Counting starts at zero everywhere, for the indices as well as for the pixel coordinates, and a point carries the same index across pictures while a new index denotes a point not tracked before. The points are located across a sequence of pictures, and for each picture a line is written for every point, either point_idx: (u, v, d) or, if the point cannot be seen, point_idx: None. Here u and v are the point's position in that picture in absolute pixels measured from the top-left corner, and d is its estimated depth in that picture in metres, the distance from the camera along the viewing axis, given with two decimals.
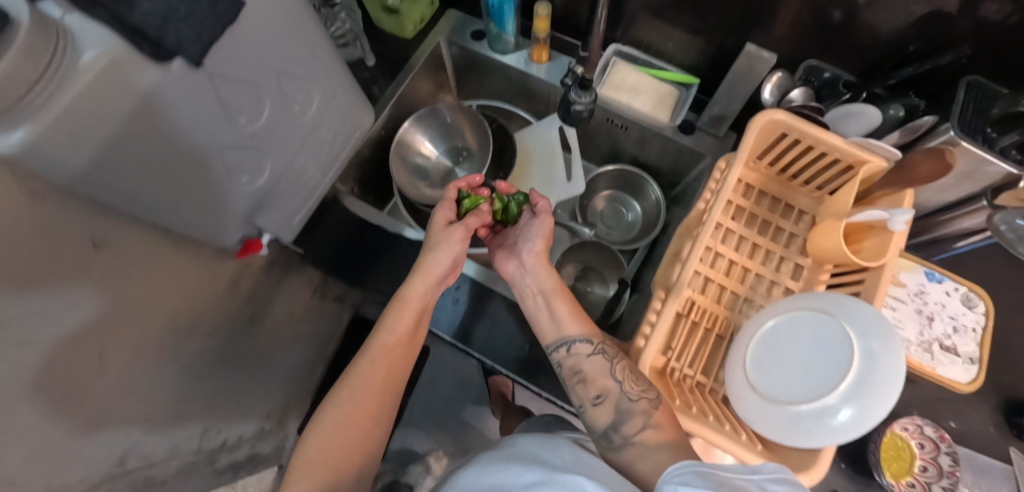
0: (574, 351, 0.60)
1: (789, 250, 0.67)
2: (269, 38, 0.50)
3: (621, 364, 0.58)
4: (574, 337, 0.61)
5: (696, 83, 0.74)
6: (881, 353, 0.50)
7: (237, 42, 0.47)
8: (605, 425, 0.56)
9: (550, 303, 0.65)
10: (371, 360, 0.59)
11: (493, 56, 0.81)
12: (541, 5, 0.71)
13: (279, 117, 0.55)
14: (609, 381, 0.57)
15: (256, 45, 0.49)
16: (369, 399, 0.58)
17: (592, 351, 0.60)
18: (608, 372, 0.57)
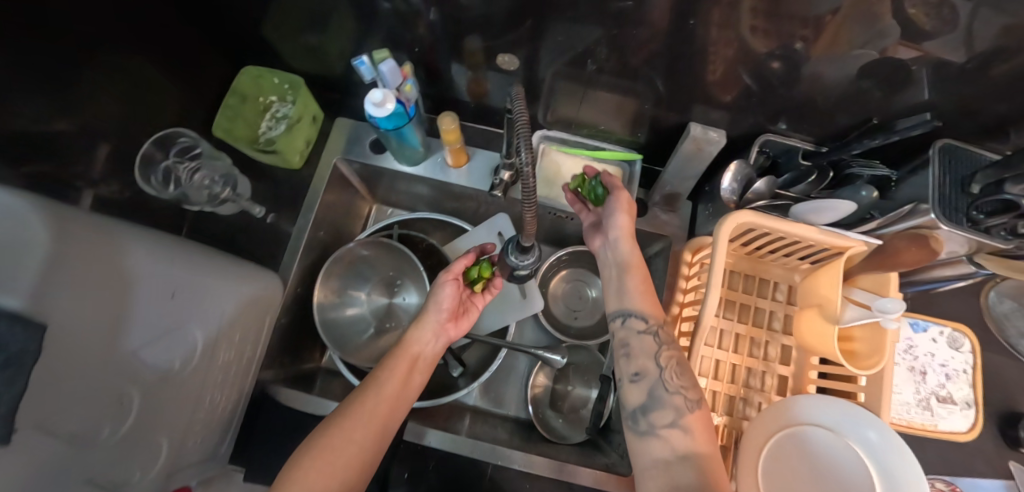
0: (627, 325, 0.53)
1: (774, 331, 0.62)
2: (100, 328, 0.36)
3: (671, 352, 0.50)
4: (636, 312, 0.53)
5: (639, 158, 0.67)
6: (878, 441, 0.52)
7: (59, 369, 0.33)
8: (634, 405, 0.48)
9: (621, 278, 0.56)
10: (364, 398, 0.52)
11: (404, 168, 0.71)
12: (444, 117, 0.60)
13: (152, 393, 0.42)
14: (650, 364, 0.50)
15: (89, 345, 0.35)
16: (359, 435, 0.49)
17: (645, 330, 0.52)
18: (653, 352, 0.50)
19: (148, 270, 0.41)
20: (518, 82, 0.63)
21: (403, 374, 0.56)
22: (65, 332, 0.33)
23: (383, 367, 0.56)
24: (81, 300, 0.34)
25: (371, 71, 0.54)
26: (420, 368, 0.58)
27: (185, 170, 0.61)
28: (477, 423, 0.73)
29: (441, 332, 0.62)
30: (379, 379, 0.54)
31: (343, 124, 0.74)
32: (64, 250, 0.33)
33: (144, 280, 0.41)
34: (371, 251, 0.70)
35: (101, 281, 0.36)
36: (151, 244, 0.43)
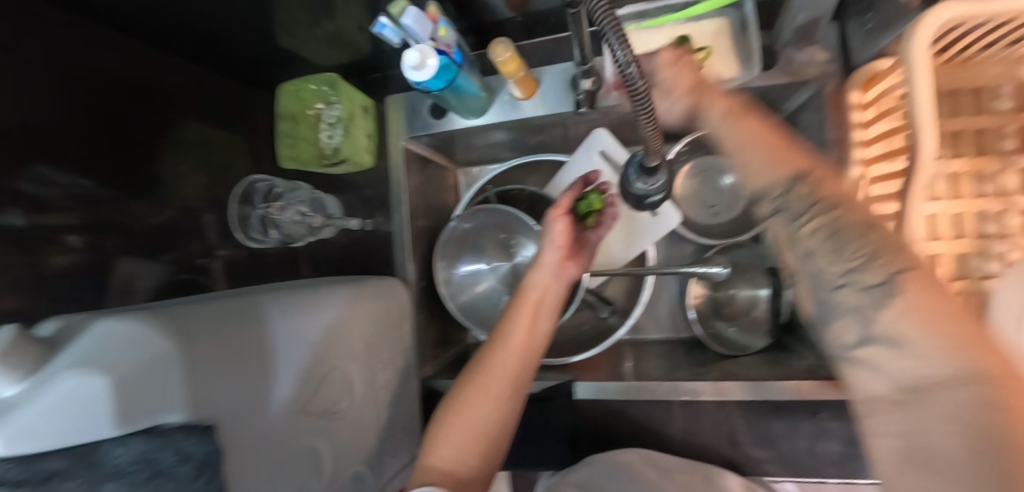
0: (775, 211, 0.36)
1: (1008, 155, 0.45)
2: (271, 401, 0.38)
3: (818, 221, 0.33)
4: (756, 191, 0.37)
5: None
6: None
7: (246, 451, 0.35)
8: (812, 318, 0.36)
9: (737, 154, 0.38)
10: (492, 355, 0.49)
11: (472, 123, 0.62)
12: (497, 46, 0.50)
13: (335, 431, 0.44)
14: (798, 258, 0.35)
15: (268, 416, 0.38)
16: (496, 393, 0.46)
17: (774, 211, 0.36)
18: (790, 240, 0.35)
19: (289, 329, 0.42)
20: None
21: (528, 323, 0.51)
22: (233, 419, 0.35)
23: (508, 319, 0.51)
24: (236, 386, 0.36)
25: (398, 32, 0.46)
26: (545, 311, 0.53)
27: (279, 209, 0.61)
28: (639, 353, 0.69)
29: (558, 270, 0.55)
30: (505, 331, 0.50)
31: (394, 101, 0.65)
32: (194, 349, 0.34)
33: (285, 343, 0.41)
34: (473, 222, 0.65)
35: (248, 361, 0.37)
36: (271, 305, 0.42)
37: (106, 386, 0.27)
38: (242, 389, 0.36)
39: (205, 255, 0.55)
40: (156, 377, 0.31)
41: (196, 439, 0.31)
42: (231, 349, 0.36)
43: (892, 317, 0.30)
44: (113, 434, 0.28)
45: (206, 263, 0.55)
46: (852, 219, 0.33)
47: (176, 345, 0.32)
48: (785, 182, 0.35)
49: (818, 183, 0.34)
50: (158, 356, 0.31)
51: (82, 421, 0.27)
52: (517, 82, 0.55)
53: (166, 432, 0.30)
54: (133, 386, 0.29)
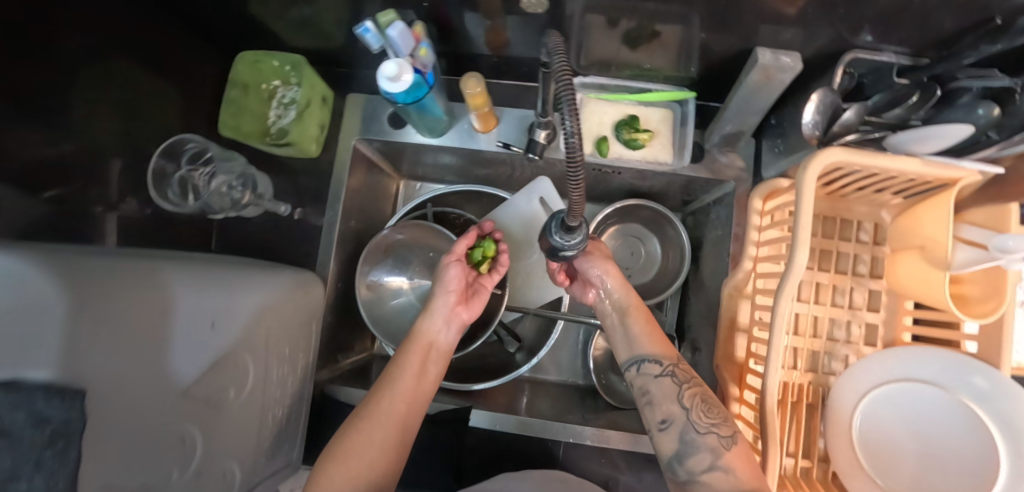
0: (643, 372, 0.52)
1: (860, 277, 0.56)
2: (153, 377, 0.36)
3: (693, 390, 0.49)
4: (637, 356, 0.54)
5: (692, 95, 0.58)
6: (985, 385, 0.46)
7: (108, 427, 0.33)
8: (668, 454, 0.47)
9: (625, 323, 0.57)
10: (381, 397, 0.52)
11: (430, 141, 0.64)
12: (469, 79, 0.53)
13: (216, 426, 0.42)
14: (676, 407, 0.49)
15: (145, 397, 0.35)
16: (380, 437, 0.49)
17: (661, 373, 0.51)
18: (675, 395, 0.49)
19: (199, 306, 0.40)
20: (543, 24, 0.53)
21: (418, 370, 0.55)
22: (106, 390, 0.32)
23: (397, 365, 0.55)
24: (120, 351, 0.34)
25: (380, 38, 0.47)
26: (433, 358, 0.57)
27: (204, 175, 0.59)
28: (540, 391, 0.71)
29: (449, 328, 0.59)
30: (395, 376, 0.54)
31: (355, 100, 0.66)
32: (92, 304, 0.32)
33: (188, 319, 0.39)
34: (407, 234, 0.66)
35: (146, 330, 0.36)
36: (183, 278, 0.40)
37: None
38: (126, 356, 0.34)
39: (104, 205, 0.50)
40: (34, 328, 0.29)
41: (58, 400, 0.29)
42: (134, 316, 0.35)
43: (731, 451, 0.45)
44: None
45: (96, 215, 0.50)
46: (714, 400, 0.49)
47: (69, 296, 0.30)
48: (669, 359, 0.52)
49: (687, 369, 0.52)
50: (44, 302, 0.29)
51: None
52: (480, 114, 0.58)
53: (23, 390, 0.28)
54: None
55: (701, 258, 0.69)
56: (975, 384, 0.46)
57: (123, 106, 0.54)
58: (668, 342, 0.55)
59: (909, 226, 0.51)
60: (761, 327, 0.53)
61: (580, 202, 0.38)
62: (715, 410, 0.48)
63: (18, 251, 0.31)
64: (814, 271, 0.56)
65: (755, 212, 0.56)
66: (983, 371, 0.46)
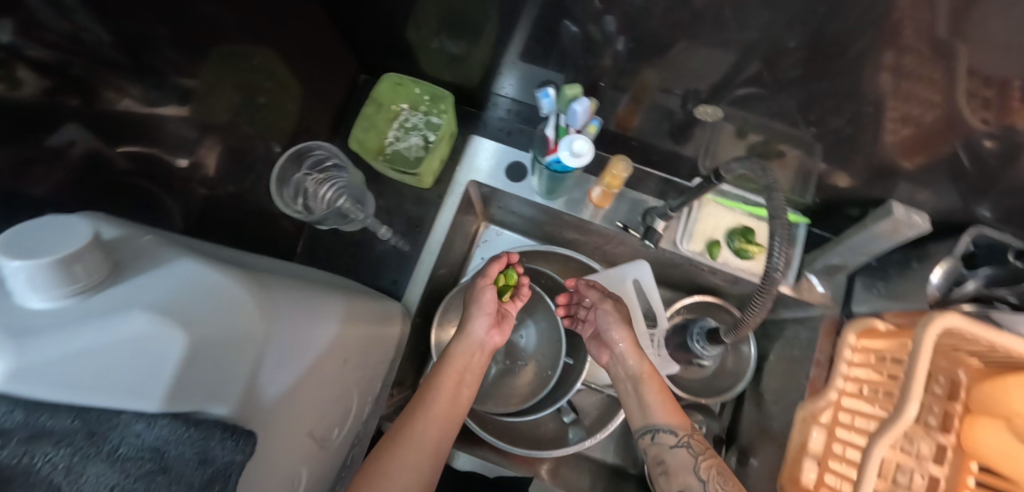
0: (657, 441, 0.50)
1: (931, 428, 0.58)
2: (294, 412, 0.35)
3: (710, 462, 0.47)
4: (649, 419, 0.51)
5: (805, 221, 0.60)
6: None
7: (255, 463, 0.31)
8: None
9: (635, 389, 0.55)
10: (415, 420, 0.50)
11: (540, 199, 0.64)
12: (618, 162, 0.53)
13: (318, 463, 0.40)
14: (692, 480, 0.46)
15: (285, 433, 0.34)
16: (412, 463, 0.47)
17: (676, 443, 0.49)
18: (690, 468, 0.47)
19: (339, 337, 0.39)
20: (683, 118, 0.57)
21: (450, 395, 0.53)
22: (262, 425, 0.31)
23: (431, 386, 0.53)
24: (288, 378, 0.33)
25: (555, 104, 0.49)
26: (467, 381, 0.55)
27: (315, 182, 0.57)
28: (581, 471, 0.68)
29: (480, 353, 0.57)
30: (430, 397, 0.52)
31: (476, 141, 0.64)
32: (274, 332, 0.31)
33: (331, 353, 0.38)
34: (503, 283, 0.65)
35: (302, 362, 0.34)
36: (329, 305, 0.39)
37: (180, 348, 0.24)
38: (290, 384, 0.33)
39: None
40: (225, 355, 0.27)
41: (231, 444, 0.27)
42: (298, 351, 0.34)
43: None
44: (153, 407, 0.24)
45: (192, 191, 0.47)
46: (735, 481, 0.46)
47: (260, 316, 0.30)
48: (682, 428, 0.50)
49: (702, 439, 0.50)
50: (245, 328, 0.28)
51: (130, 380, 0.24)
52: (605, 192, 0.59)
53: (199, 425, 0.26)
54: (202, 358, 0.26)
55: (765, 371, 0.70)
56: None
57: (252, 90, 0.52)
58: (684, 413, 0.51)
59: (987, 393, 0.54)
60: (837, 457, 0.54)
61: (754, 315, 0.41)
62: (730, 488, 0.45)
63: (210, 261, 0.30)
64: None
65: (847, 346, 0.58)
66: None
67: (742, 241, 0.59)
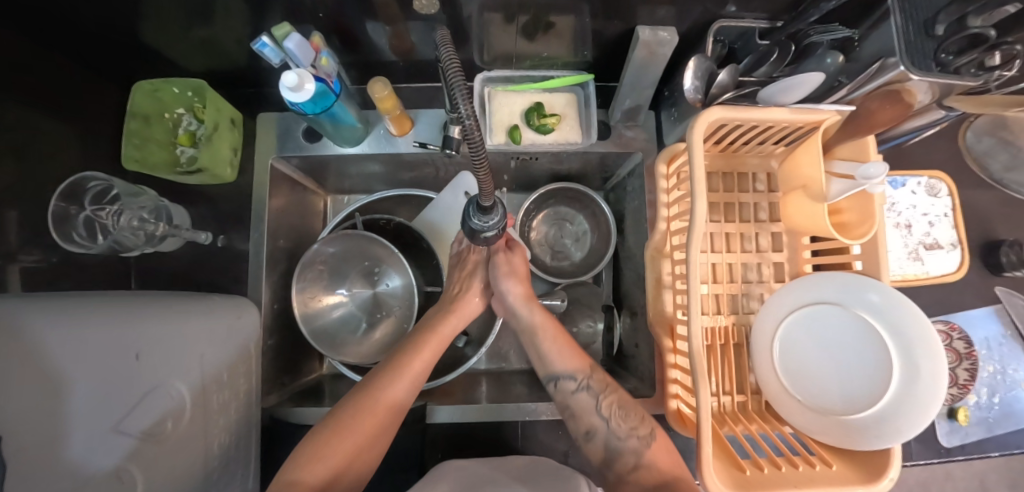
0: (561, 388, 0.54)
1: (762, 222, 0.62)
2: (91, 391, 0.39)
3: (609, 399, 0.52)
4: (563, 370, 0.55)
5: (591, 78, 0.62)
6: (881, 302, 0.52)
7: (74, 420, 0.38)
8: (598, 461, 0.51)
9: (536, 343, 0.58)
10: (358, 422, 0.47)
11: (346, 151, 0.64)
12: (375, 83, 0.54)
13: (154, 462, 0.42)
14: (596, 419, 0.51)
15: (99, 401, 0.39)
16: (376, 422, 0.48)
17: (577, 389, 0.53)
18: (593, 409, 0.52)
19: (157, 334, 0.45)
20: (440, 24, 0.56)
21: (417, 365, 0.53)
22: (77, 387, 0.38)
23: (382, 388, 0.50)
24: (71, 356, 0.39)
25: (278, 52, 0.49)
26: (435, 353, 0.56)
27: (112, 215, 0.55)
28: (494, 381, 0.72)
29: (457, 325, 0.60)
30: (384, 389, 0.50)
31: (267, 119, 0.65)
32: (29, 321, 0.37)
33: (145, 346, 0.44)
34: (339, 246, 0.64)
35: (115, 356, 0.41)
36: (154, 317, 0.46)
37: None
38: (73, 361, 0.39)
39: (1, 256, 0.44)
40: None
41: None
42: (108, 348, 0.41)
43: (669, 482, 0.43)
44: None
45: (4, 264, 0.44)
46: (631, 409, 0.52)
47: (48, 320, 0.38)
48: (582, 372, 0.54)
49: (603, 376, 0.55)
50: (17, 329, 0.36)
51: None
52: (392, 119, 0.60)
53: None
54: None
55: (624, 230, 0.74)
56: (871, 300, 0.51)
57: None
58: (582, 356, 0.56)
59: (788, 168, 0.58)
60: (678, 279, 0.57)
61: (489, 185, 0.40)
62: (637, 422, 0.51)
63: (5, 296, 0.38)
64: (723, 223, 0.61)
65: (661, 176, 0.59)
66: (878, 288, 0.52)
67: (533, 119, 0.60)
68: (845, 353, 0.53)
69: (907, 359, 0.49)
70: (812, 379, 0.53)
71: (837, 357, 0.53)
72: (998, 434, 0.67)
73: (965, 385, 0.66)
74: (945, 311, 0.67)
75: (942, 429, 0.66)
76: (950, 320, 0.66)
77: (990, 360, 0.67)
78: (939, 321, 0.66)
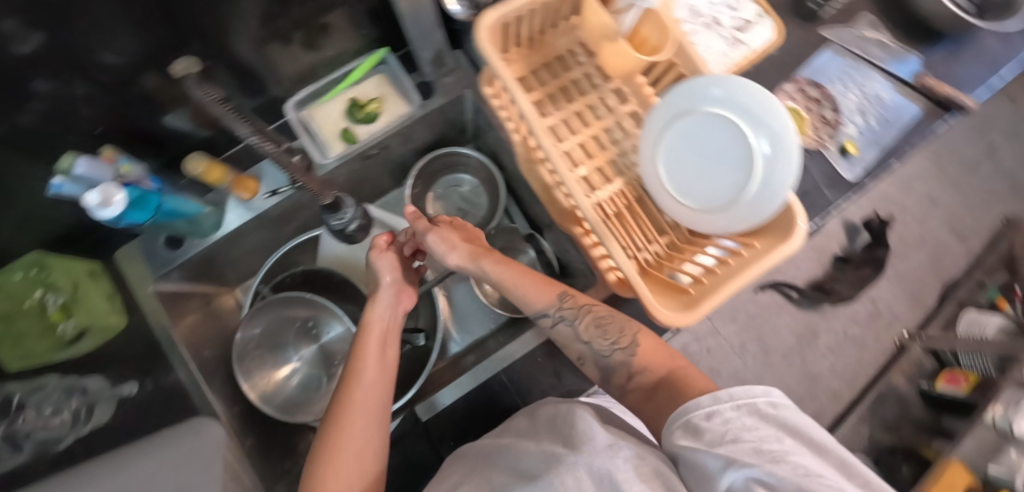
0: (545, 326, 0.57)
1: (599, 87, 0.64)
2: None
3: (585, 322, 0.55)
4: (540, 308, 0.57)
5: (387, 50, 0.63)
6: (721, 92, 0.55)
7: None
8: (599, 380, 0.55)
9: (511, 292, 0.59)
10: (338, 445, 0.46)
11: (214, 237, 0.64)
12: (192, 159, 0.55)
13: None
14: (581, 345, 0.55)
15: None
16: (359, 436, 0.47)
17: (556, 322, 0.56)
18: (574, 337, 0.55)
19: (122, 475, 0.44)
20: (219, 77, 0.56)
21: (373, 367, 0.52)
22: None
23: (348, 407, 0.48)
24: None
25: (75, 186, 0.47)
26: (390, 342, 0.56)
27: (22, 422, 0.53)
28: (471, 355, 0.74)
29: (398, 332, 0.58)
30: (356, 398, 0.49)
31: (125, 254, 0.63)
32: None
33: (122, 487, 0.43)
34: (261, 323, 0.64)
35: None
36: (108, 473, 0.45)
37: None
38: None
39: None
40: None
41: None
42: None
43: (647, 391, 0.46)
44: None
45: None
46: (603, 319, 0.55)
47: None
48: (556, 302, 0.57)
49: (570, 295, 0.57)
50: None
51: None
52: (233, 185, 0.60)
53: None
54: None
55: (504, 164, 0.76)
56: (712, 94, 0.54)
57: None
58: (552, 286, 0.58)
59: (587, 30, 0.60)
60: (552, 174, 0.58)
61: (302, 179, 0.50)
62: (617, 336, 0.53)
63: None
64: (567, 106, 0.63)
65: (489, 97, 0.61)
66: (714, 81, 0.54)
67: (357, 114, 0.62)
68: (717, 151, 0.56)
69: (761, 126, 0.53)
70: (704, 188, 0.56)
71: (712, 158, 0.56)
72: (887, 146, 0.73)
73: (834, 122, 0.72)
74: (790, 75, 0.73)
75: (842, 167, 0.71)
76: (796, 77, 0.73)
77: (846, 89, 0.74)
78: (786, 82, 0.73)
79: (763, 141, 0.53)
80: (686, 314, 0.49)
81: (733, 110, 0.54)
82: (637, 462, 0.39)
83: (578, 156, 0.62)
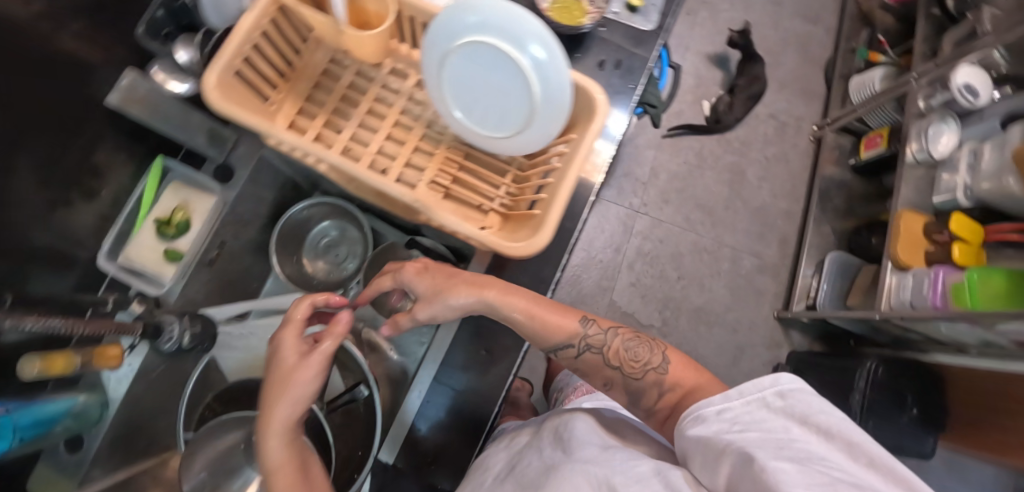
0: (564, 355, 0.56)
1: (376, 78, 0.63)
2: None
3: (614, 343, 0.55)
4: (561, 344, 0.55)
5: (163, 159, 0.63)
6: (471, 19, 0.50)
7: None
8: (626, 402, 0.56)
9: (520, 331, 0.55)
10: None
11: (105, 420, 0.61)
12: (25, 363, 0.50)
13: None
14: (611, 371, 0.55)
15: None
16: None
17: (581, 352, 0.55)
18: (604, 363, 0.55)
19: None
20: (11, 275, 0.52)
21: None
22: None
23: None
24: None
25: None
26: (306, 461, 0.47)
27: None
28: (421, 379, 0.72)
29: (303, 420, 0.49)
30: None
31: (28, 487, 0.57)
32: None
33: None
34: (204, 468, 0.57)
35: None
36: None
37: None
38: None
39: None
40: None
41: None
42: None
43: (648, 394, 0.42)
44: None
45: None
46: (634, 345, 0.54)
47: None
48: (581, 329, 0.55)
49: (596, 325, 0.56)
50: None
51: None
52: (92, 360, 0.56)
53: None
54: None
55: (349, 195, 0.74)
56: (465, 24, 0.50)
57: None
58: (565, 315, 0.56)
59: (324, 34, 0.58)
60: None
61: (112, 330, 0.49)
62: (644, 361, 0.53)
63: None
64: (354, 112, 0.61)
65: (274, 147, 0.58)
66: (460, 11, 0.49)
67: (170, 230, 0.61)
68: (499, 78, 0.53)
69: (519, 40, 0.49)
70: (505, 113, 0.55)
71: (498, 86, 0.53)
72: None
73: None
74: None
75: (640, 22, 0.72)
76: None
77: None
78: None
79: (532, 51, 0.49)
80: (541, 234, 0.49)
81: (489, 33, 0.50)
82: (633, 464, 0.45)
83: (389, 149, 0.60)
